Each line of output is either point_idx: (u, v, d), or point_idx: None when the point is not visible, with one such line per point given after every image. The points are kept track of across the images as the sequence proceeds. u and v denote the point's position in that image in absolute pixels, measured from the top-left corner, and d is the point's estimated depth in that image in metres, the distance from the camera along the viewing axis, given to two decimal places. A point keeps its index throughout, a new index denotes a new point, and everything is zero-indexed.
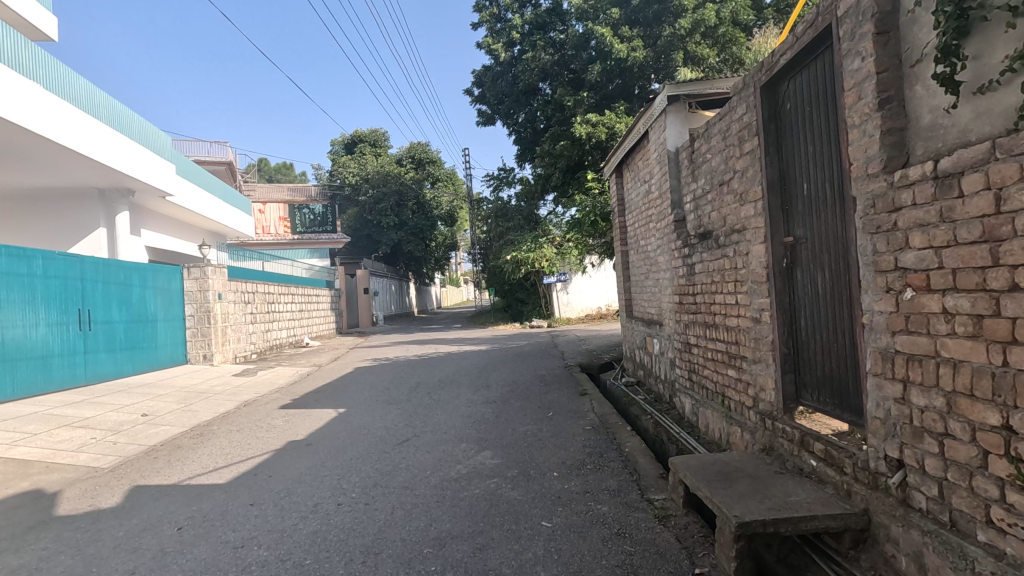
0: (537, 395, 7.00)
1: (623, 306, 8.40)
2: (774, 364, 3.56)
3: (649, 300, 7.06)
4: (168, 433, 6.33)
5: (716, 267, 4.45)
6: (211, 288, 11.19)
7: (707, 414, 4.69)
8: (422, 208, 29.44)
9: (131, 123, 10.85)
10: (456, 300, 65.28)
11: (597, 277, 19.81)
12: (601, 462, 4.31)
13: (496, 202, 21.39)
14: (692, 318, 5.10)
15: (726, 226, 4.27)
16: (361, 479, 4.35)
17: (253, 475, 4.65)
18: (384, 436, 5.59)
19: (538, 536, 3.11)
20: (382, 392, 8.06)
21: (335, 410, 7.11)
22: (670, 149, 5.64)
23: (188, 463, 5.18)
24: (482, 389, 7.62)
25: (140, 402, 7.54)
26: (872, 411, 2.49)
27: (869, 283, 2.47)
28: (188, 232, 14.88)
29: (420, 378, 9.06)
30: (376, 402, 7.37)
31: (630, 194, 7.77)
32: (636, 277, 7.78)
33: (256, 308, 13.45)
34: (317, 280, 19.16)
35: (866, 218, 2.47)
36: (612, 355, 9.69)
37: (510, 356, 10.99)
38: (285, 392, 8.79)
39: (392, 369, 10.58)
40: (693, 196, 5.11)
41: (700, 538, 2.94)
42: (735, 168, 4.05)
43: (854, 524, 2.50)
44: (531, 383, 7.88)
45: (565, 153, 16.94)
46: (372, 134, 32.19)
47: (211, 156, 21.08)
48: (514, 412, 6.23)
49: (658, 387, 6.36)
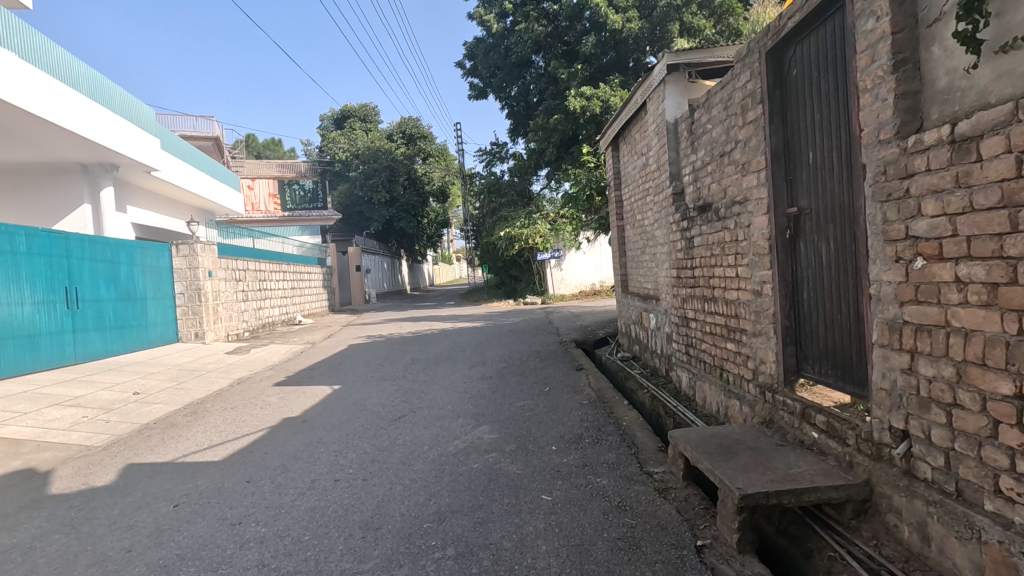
0: (533, 371, 6.99)
1: (618, 282, 8.36)
2: (775, 337, 3.53)
3: (645, 275, 7.02)
4: (162, 411, 6.27)
5: (715, 240, 4.39)
6: (201, 265, 11.03)
7: (704, 387, 4.69)
8: (413, 184, 29.11)
9: (112, 96, 10.54)
10: (449, 278, 65.14)
11: (591, 253, 19.75)
12: (599, 436, 4.30)
13: (489, 178, 21.14)
14: (690, 293, 5.06)
15: (727, 198, 4.20)
16: (358, 455, 4.32)
17: (249, 452, 4.61)
18: (381, 413, 5.57)
19: (538, 510, 3.09)
20: (376, 369, 8.03)
21: (331, 386, 7.08)
22: (668, 121, 5.54)
23: (182, 441, 5.13)
24: (478, 365, 7.60)
25: (131, 380, 7.46)
26: (878, 382, 2.46)
27: (878, 252, 2.41)
28: (176, 209, 14.63)
29: (415, 355, 9.04)
30: (371, 378, 7.33)
31: (626, 168, 7.66)
32: (632, 252, 7.72)
33: (248, 285, 13.30)
34: (309, 257, 18.97)
35: (877, 185, 2.40)
36: (607, 330, 9.69)
37: (505, 332, 10.97)
38: (279, 369, 8.73)
39: (386, 346, 10.54)
40: (693, 168, 5.04)
41: (701, 510, 2.93)
42: (737, 138, 3.96)
43: (856, 495, 2.49)
44: (526, 359, 7.86)
45: (559, 127, 16.71)
46: (362, 108, 31.64)
47: (197, 132, 20.63)
48: (511, 387, 6.22)
49: (654, 362, 6.36)
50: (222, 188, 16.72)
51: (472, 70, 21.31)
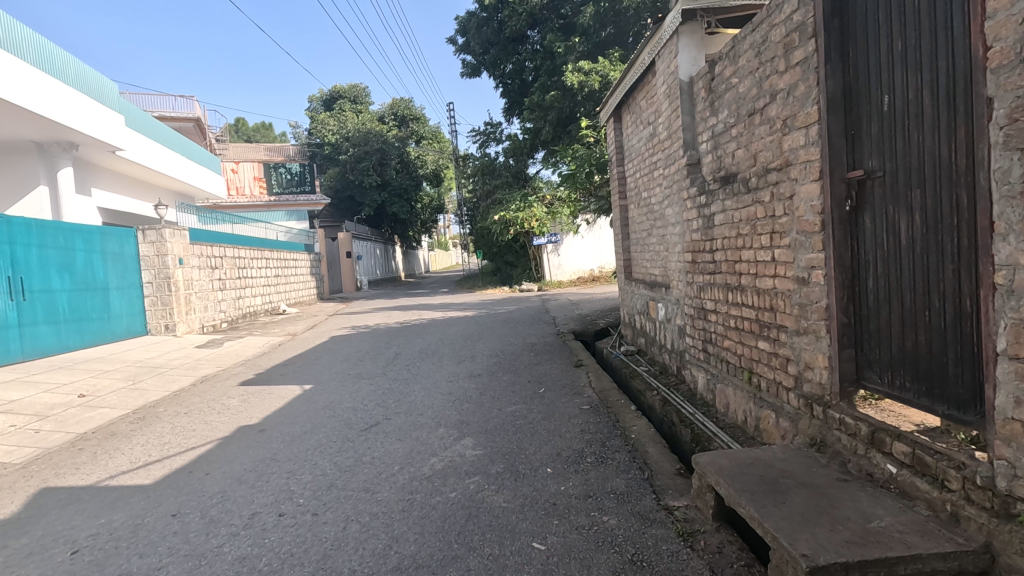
0: (527, 368, 6.25)
1: (621, 268, 7.61)
2: (827, 337, 2.79)
3: (652, 260, 6.27)
4: (106, 417, 5.52)
5: (743, 216, 3.64)
6: (170, 252, 10.24)
7: (728, 392, 3.97)
8: (406, 167, 28.22)
9: (66, 69, 9.67)
10: (445, 264, 64.28)
11: (590, 238, 18.98)
12: (603, 453, 3.58)
13: (482, 159, 20.21)
14: (710, 280, 4.32)
15: (761, 163, 3.45)
16: (314, 478, 3.59)
17: (188, 473, 3.87)
18: (352, 420, 4.83)
19: (527, 568, 2.37)
20: (355, 365, 7.29)
21: (301, 387, 6.34)
22: (681, 79, 4.74)
23: (117, 456, 4.38)
24: (466, 361, 6.86)
25: (80, 380, 6.70)
26: (1008, 410, 1.73)
27: (1014, 224, 1.67)
28: (147, 192, 13.80)
29: (399, 348, 8.29)
30: (347, 377, 6.59)
31: (630, 142, 6.88)
32: (637, 235, 6.96)
33: (225, 273, 12.52)
34: (295, 244, 18.15)
35: (1014, 126, 1.66)
36: (608, 320, 8.96)
37: (498, 323, 10.21)
38: (250, 365, 7.99)
39: (371, 337, 9.82)
40: (713, 133, 4.28)
41: (743, 571, 2.22)
42: (775, 87, 3.18)
43: (970, 566, 1.77)
44: (521, 353, 7.13)
45: (556, 104, 15.86)
46: (352, 89, 30.58)
47: (177, 112, 19.66)
48: (501, 388, 5.50)
49: (663, 358, 5.65)
50: (198, 170, 15.85)
51: (464, 46, 20.29)
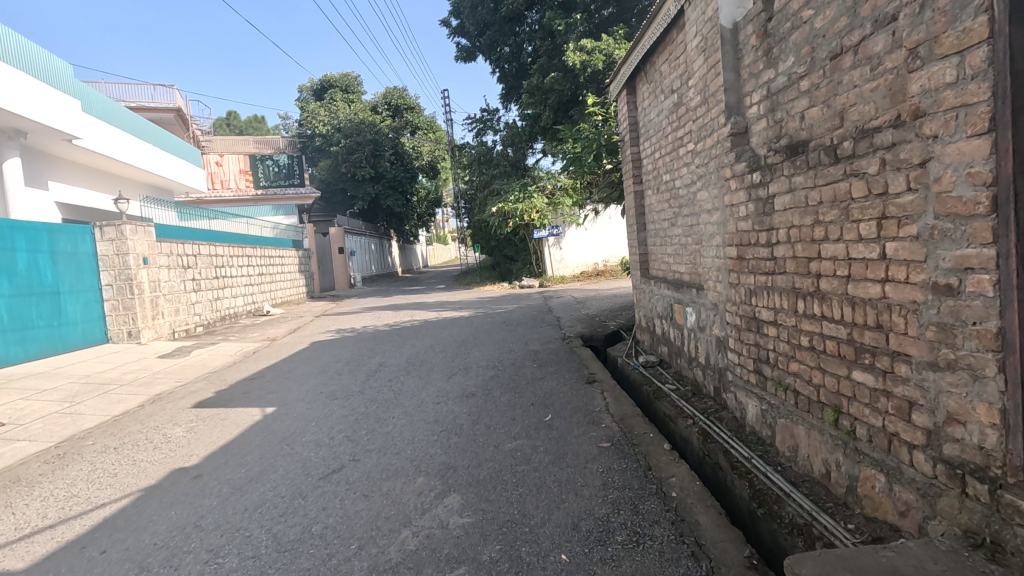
0: (530, 385, 5.25)
1: (636, 264, 6.61)
2: (997, 379, 1.80)
3: (678, 256, 5.28)
4: (18, 453, 4.54)
5: (827, 195, 2.64)
6: (132, 251, 9.24)
7: (799, 433, 2.99)
8: (400, 158, 27.14)
9: (13, 49, 8.65)
10: (443, 259, 63.10)
11: (594, 231, 17.97)
12: (638, 527, 2.60)
13: (479, 147, 19.10)
14: (766, 283, 3.33)
15: (859, 123, 2.46)
16: (240, 564, 2.62)
17: (78, 550, 2.89)
18: (312, 463, 3.84)
19: None
20: (331, 380, 6.31)
21: (262, 410, 5.34)
22: (724, 26, 3.71)
23: (3, 517, 3.39)
24: (458, 376, 5.87)
25: (6, 404, 5.70)
26: None
27: None
28: (114, 183, 12.79)
29: (383, 358, 7.29)
30: (318, 397, 5.60)
31: (649, 115, 5.86)
32: (657, 225, 5.95)
33: (199, 273, 11.53)
34: (281, 240, 17.17)
35: None
36: (620, 322, 7.96)
37: (496, 325, 9.20)
38: (213, 379, 7.00)
39: (355, 343, 8.83)
40: (771, 91, 3.28)
41: None
42: (894, 6, 2.19)
43: None
44: (522, 365, 6.13)
45: (556, 86, 14.80)
46: (344, 78, 29.50)
47: (156, 102, 18.67)
48: (500, 413, 4.52)
49: (695, 374, 4.67)
50: (173, 160, 14.85)
51: (459, 28, 19.17)
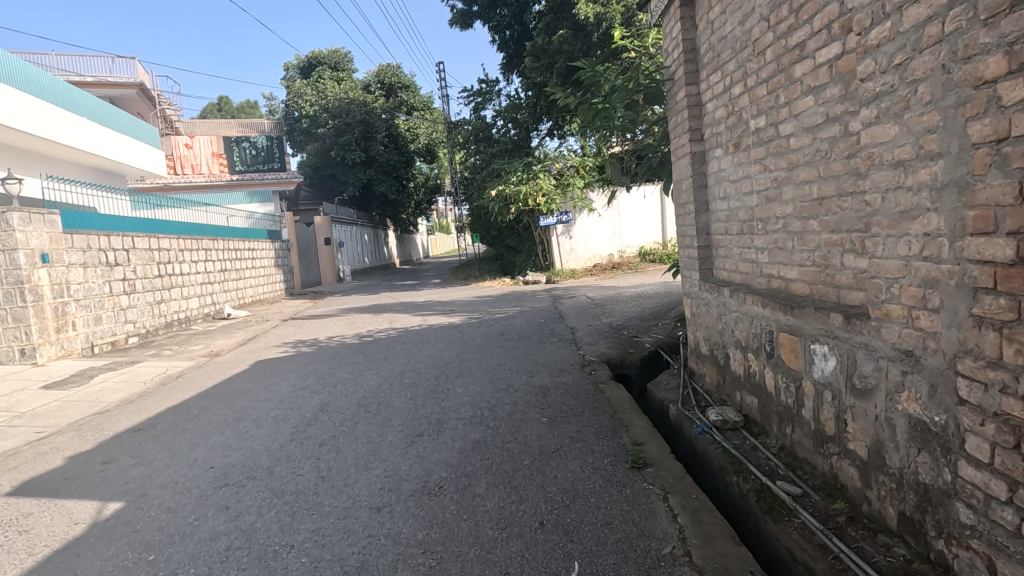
0: (536, 470, 3.14)
1: (693, 261, 4.47)
2: None
3: (784, 252, 3.15)
4: None
5: None
6: (23, 246, 7.17)
7: None
8: (394, 141, 24.92)
9: None
10: (445, 249, 60.94)
11: (608, 216, 15.83)
12: None
13: (475, 123, 16.74)
14: None
15: None
16: None
17: None
18: None
19: None
20: (240, 440, 4.21)
21: (98, 509, 3.25)
22: None
23: None
24: (423, 440, 3.77)
25: None
26: None
27: None
28: (12, 159, 10.45)
29: (330, 395, 5.20)
30: (201, 481, 3.50)
31: (724, 29, 3.69)
32: (733, 204, 3.81)
33: (134, 271, 9.48)
34: (252, 230, 15.13)
35: None
36: (659, 340, 5.82)
37: (491, 339, 7.06)
38: (82, 432, 4.86)
39: (306, 364, 6.71)
40: None
41: None
42: None
43: None
44: (525, 418, 4.01)
45: (564, 47, 12.61)
46: (332, 54, 27.29)
47: (114, 76, 16.53)
48: (477, 552, 2.41)
49: (839, 469, 2.56)
50: (114, 136, 12.52)
51: None
